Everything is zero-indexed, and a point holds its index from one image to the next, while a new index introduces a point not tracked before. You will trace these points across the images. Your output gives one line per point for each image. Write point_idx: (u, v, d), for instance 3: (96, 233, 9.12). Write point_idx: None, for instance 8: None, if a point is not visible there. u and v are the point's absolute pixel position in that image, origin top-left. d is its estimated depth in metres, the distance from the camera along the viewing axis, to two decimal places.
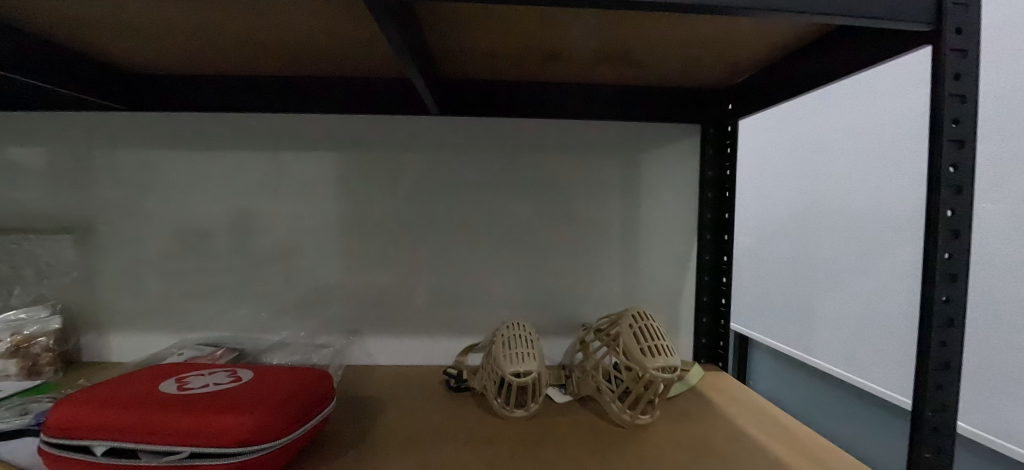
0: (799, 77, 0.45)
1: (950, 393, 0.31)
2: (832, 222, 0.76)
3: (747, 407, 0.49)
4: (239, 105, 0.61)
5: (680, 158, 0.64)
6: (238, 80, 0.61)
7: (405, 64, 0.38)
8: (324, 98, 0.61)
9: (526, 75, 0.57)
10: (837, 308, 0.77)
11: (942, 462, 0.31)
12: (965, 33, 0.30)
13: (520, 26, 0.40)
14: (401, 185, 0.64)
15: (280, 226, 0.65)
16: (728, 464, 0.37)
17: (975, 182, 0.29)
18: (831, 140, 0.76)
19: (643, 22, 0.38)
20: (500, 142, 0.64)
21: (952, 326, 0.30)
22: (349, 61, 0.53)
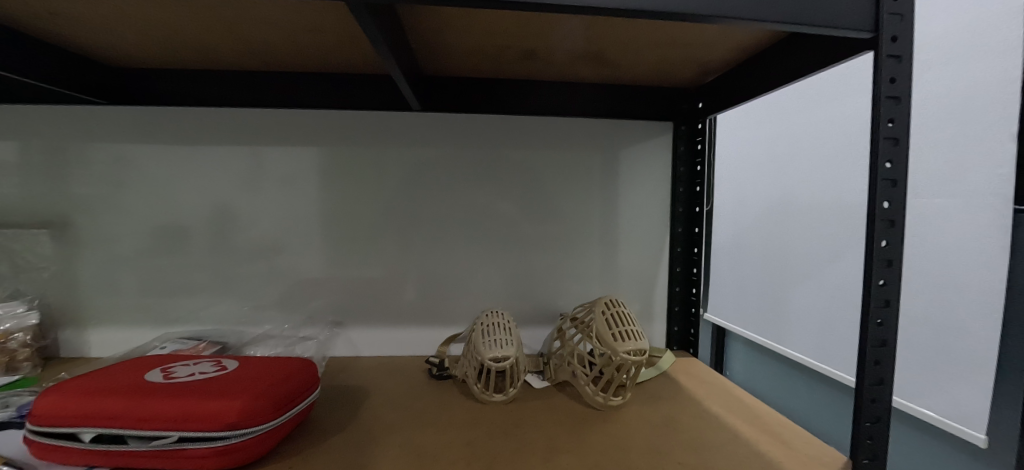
0: (760, 78, 0.48)
1: (888, 368, 0.34)
2: (800, 216, 0.80)
3: (713, 387, 0.52)
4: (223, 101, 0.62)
5: (654, 153, 0.67)
6: (218, 73, 0.61)
7: (386, 60, 0.40)
8: (307, 95, 0.62)
9: (504, 72, 0.59)
10: (805, 296, 0.80)
11: (880, 430, 0.34)
12: (900, 41, 0.32)
13: (498, 27, 0.42)
14: (384, 179, 0.65)
15: (262, 220, 0.65)
16: (692, 439, 0.40)
17: (908, 175, 0.32)
18: (800, 136, 0.79)
19: (614, 25, 0.40)
20: (481, 139, 0.65)
21: (888, 307, 0.33)
22: (330, 57, 0.54)
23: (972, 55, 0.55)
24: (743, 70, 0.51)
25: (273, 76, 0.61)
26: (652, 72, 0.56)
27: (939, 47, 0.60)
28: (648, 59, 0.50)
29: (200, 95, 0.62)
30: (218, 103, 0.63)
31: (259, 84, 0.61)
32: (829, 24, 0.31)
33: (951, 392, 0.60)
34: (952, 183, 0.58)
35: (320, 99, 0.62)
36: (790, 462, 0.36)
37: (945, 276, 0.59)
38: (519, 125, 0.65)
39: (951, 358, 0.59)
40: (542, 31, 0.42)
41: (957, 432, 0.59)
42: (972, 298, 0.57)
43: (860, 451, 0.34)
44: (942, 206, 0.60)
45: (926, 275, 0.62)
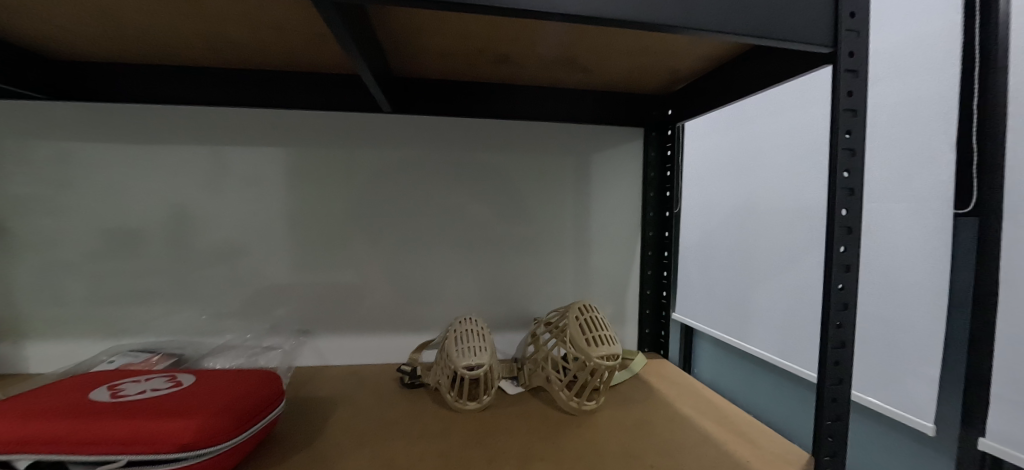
0: (726, 87, 0.49)
1: (846, 368, 0.35)
2: (764, 219, 0.83)
3: (684, 388, 0.53)
4: (179, 98, 0.58)
5: (626, 159, 0.68)
6: (172, 70, 0.57)
7: (355, 61, 0.38)
8: (271, 94, 0.59)
9: (479, 76, 0.58)
10: (769, 296, 0.84)
11: (840, 427, 0.36)
12: (857, 56, 0.34)
13: (472, 29, 0.41)
14: (354, 181, 0.63)
15: (224, 225, 0.62)
16: (664, 441, 0.41)
17: (864, 184, 0.34)
18: (763, 142, 0.82)
19: (588, 32, 0.40)
20: (454, 142, 0.64)
21: (847, 309, 0.35)
22: (297, 56, 0.52)
23: (920, 70, 0.60)
24: (711, 79, 0.52)
25: (233, 75, 0.58)
26: (624, 79, 0.57)
27: (892, 59, 0.63)
28: (621, 66, 0.50)
29: (151, 92, 0.58)
30: (170, 101, 0.58)
31: (219, 82, 0.58)
32: (791, 39, 0.32)
33: (906, 385, 0.63)
34: (902, 187, 0.63)
35: (285, 99, 0.59)
36: (757, 461, 0.38)
37: (897, 276, 0.63)
38: (493, 128, 0.64)
39: (904, 353, 0.63)
40: (517, 36, 0.42)
41: (911, 423, 0.63)
42: (920, 297, 0.61)
43: (821, 448, 0.36)
44: (893, 210, 0.64)
45: (879, 275, 0.66)
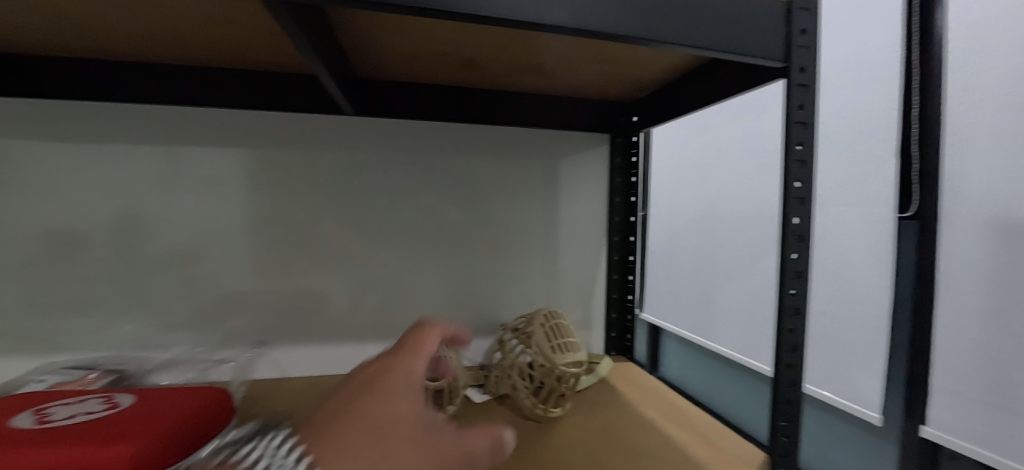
0: (689, 96, 0.50)
1: (799, 371, 0.36)
2: (726, 223, 0.87)
3: (648, 392, 0.54)
4: (123, 96, 0.55)
5: (593, 164, 0.68)
6: (120, 66, 0.54)
7: (312, 62, 0.37)
8: (227, 93, 0.57)
9: (446, 79, 0.57)
10: (731, 296, 0.87)
11: (794, 427, 0.36)
12: (808, 71, 0.35)
13: (434, 34, 0.40)
14: (317, 185, 0.61)
15: (177, 230, 0.59)
16: (626, 446, 0.41)
17: (815, 194, 0.35)
18: (727, 148, 0.86)
19: (551, 40, 0.40)
20: (420, 145, 0.63)
21: (799, 314, 0.36)
22: (251, 54, 0.49)
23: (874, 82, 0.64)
24: (674, 88, 0.53)
25: (199, 74, 0.55)
26: (590, 86, 0.57)
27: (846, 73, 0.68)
28: (586, 73, 0.51)
29: (104, 90, 0.54)
30: (126, 99, 0.55)
31: (173, 80, 0.55)
32: (746, 53, 0.33)
33: (857, 377, 0.69)
34: (852, 192, 0.68)
35: (242, 98, 0.57)
36: (717, 464, 0.39)
37: (850, 277, 0.69)
38: (462, 132, 0.64)
39: (855, 347, 0.69)
40: (480, 42, 0.41)
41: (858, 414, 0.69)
42: (874, 293, 0.65)
43: (777, 450, 0.36)
44: (842, 213, 0.70)
45: (828, 275, 0.72)
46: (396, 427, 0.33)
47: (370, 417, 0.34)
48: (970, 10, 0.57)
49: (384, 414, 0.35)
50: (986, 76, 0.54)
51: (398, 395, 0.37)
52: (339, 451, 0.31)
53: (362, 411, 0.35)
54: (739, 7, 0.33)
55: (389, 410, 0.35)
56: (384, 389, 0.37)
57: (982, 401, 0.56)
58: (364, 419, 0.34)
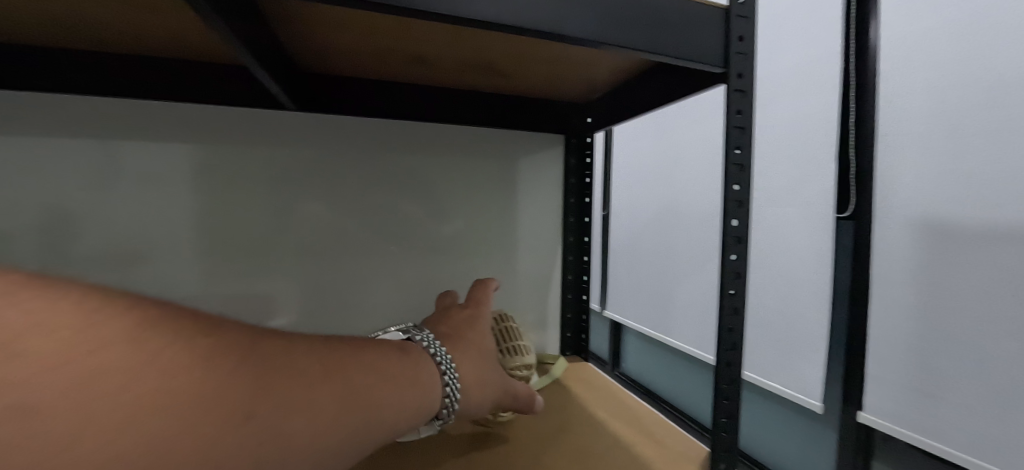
0: (640, 98, 0.51)
1: (737, 369, 0.37)
2: (681, 222, 0.90)
3: (600, 390, 0.55)
4: (18, 83, 0.48)
5: (546, 165, 0.70)
6: (22, 50, 0.47)
7: (240, 53, 0.34)
8: (146, 84, 0.51)
9: (395, 76, 0.55)
10: (686, 293, 0.90)
11: (733, 424, 0.37)
12: (745, 77, 0.36)
13: (376, 29, 0.39)
14: (259, 184, 0.58)
15: (104, 233, 0.54)
16: (574, 446, 0.42)
17: (752, 197, 0.36)
18: (683, 149, 0.89)
19: (497, 39, 0.39)
20: (371, 143, 0.61)
21: (737, 314, 0.37)
22: (178, 42, 0.46)
23: (820, 90, 0.69)
24: (625, 90, 0.54)
25: (123, 64, 0.50)
26: (544, 87, 0.57)
27: (795, 82, 0.74)
28: (538, 73, 0.50)
29: (9, 80, 0.48)
30: (20, 86, 0.49)
31: (79, 69, 0.49)
32: (685, 57, 0.34)
33: (804, 368, 0.74)
34: (795, 195, 0.74)
35: (165, 90, 0.52)
36: (661, 461, 0.39)
37: (796, 274, 0.74)
38: (416, 132, 0.63)
39: (800, 339, 0.74)
40: (424, 39, 0.40)
41: (801, 402, 0.75)
42: (816, 288, 0.71)
43: (717, 446, 0.37)
44: (788, 214, 0.75)
45: (773, 271, 0.78)
46: (491, 358, 0.37)
47: (475, 346, 0.36)
48: (899, 25, 0.61)
49: (481, 343, 0.37)
50: (913, 88, 0.60)
51: (485, 331, 0.39)
52: (472, 374, 0.33)
53: (467, 340, 0.37)
54: (678, 12, 0.33)
55: (483, 341, 0.38)
56: (475, 325, 0.39)
57: (909, 386, 0.61)
58: (472, 346, 0.36)
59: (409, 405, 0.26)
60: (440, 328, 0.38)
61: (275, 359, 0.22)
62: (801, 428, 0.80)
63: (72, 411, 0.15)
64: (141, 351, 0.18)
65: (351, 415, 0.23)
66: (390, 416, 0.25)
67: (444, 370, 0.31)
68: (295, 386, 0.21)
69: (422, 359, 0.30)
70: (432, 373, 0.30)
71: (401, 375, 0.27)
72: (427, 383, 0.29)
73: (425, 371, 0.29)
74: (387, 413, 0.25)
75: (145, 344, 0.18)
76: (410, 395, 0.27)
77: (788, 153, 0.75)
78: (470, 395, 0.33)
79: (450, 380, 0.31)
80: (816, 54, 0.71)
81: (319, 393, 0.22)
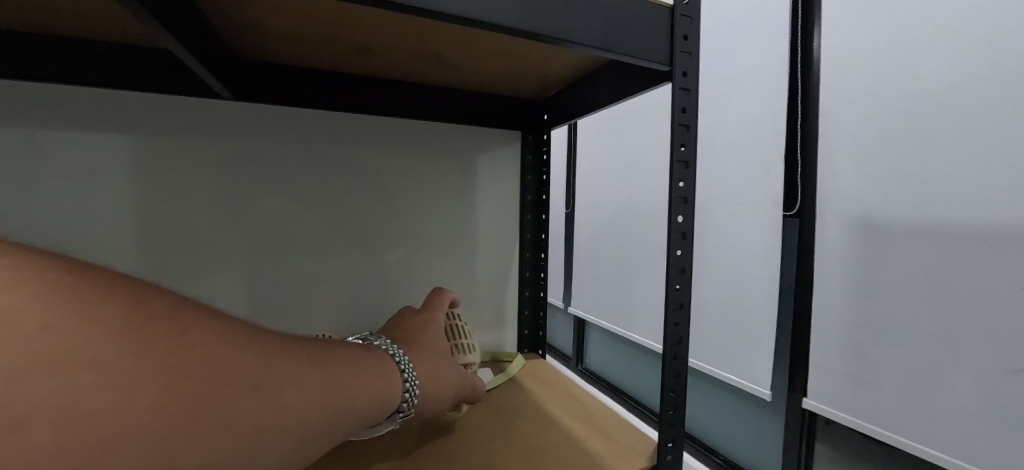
0: (594, 95, 0.51)
1: (683, 362, 0.38)
2: (641, 219, 0.91)
3: (556, 388, 0.55)
4: None
5: (504, 162, 0.70)
6: None
7: (158, 31, 0.31)
8: (80, 67, 0.47)
9: (344, 66, 0.53)
10: (645, 289, 0.92)
11: (679, 416, 0.38)
12: (689, 76, 0.37)
13: (317, 14, 0.37)
14: (197, 177, 0.54)
15: (14, 230, 0.48)
16: (526, 444, 0.41)
17: (696, 194, 0.37)
18: (643, 148, 0.91)
19: (447, 30, 0.38)
20: (321, 137, 0.59)
21: (682, 308, 0.38)
22: (93, 22, 0.41)
23: (769, 93, 0.73)
24: (580, 87, 0.54)
25: (34, 41, 0.45)
26: (500, 81, 0.56)
27: (748, 85, 0.77)
28: (492, 67, 0.49)
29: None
30: None
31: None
32: (632, 54, 0.34)
33: (753, 358, 0.77)
34: (745, 193, 0.77)
35: (104, 74, 0.48)
36: (610, 457, 0.40)
37: (746, 269, 0.77)
38: (369, 125, 0.61)
39: (749, 331, 0.77)
40: (370, 26, 0.39)
41: (752, 391, 0.78)
42: (764, 282, 0.74)
43: (664, 438, 0.38)
44: (739, 211, 0.78)
45: (725, 266, 0.81)
46: (448, 359, 0.38)
47: (431, 348, 0.37)
48: (839, 32, 0.65)
49: (435, 347, 0.38)
50: (851, 92, 0.64)
51: (439, 335, 0.40)
52: (428, 373, 0.34)
53: (422, 343, 0.37)
54: (625, 8, 0.33)
55: (439, 344, 0.38)
56: (430, 329, 0.40)
57: (847, 373, 0.65)
58: (427, 348, 0.37)
59: (377, 397, 0.28)
60: (394, 334, 0.38)
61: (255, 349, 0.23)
62: (751, 416, 0.84)
63: (70, 388, 0.17)
64: (138, 334, 0.19)
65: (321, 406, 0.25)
66: (359, 407, 0.27)
67: (403, 368, 0.31)
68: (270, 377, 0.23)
69: (383, 357, 0.31)
70: (392, 371, 0.31)
71: (371, 369, 0.29)
72: (391, 381, 0.30)
73: (390, 368, 0.31)
74: (355, 405, 0.27)
75: (143, 327, 0.20)
76: (379, 388, 0.29)
77: (740, 153, 0.78)
78: (431, 392, 0.34)
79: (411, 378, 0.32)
80: (765, 59, 0.74)
81: (294, 385, 0.24)
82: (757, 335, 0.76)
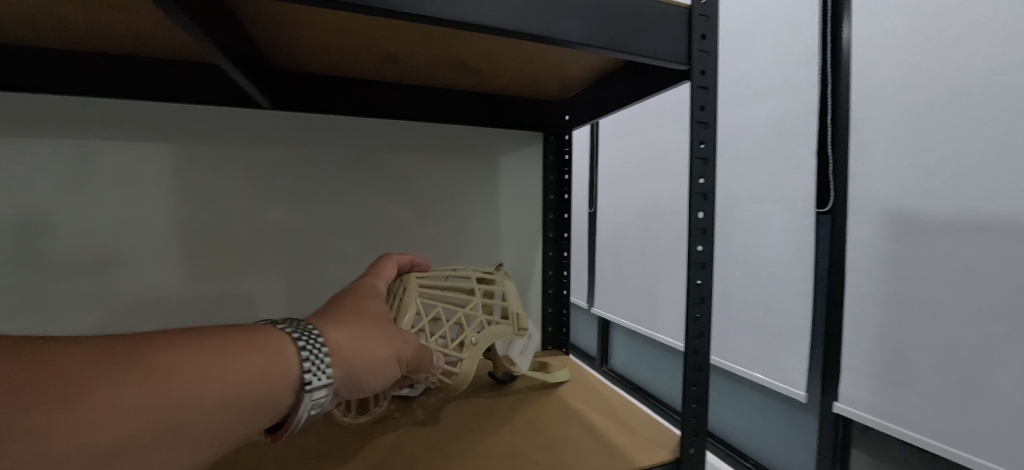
0: (614, 95, 0.52)
1: (704, 357, 0.38)
2: (664, 219, 0.91)
3: (578, 384, 0.56)
4: (15, 82, 0.49)
5: (526, 162, 0.72)
6: (25, 51, 0.48)
7: (207, 48, 0.35)
8: (158, 86, 0.52)
9: (371, 74, 0.56)
10: (669, 289, 0.91)
11: (701, 409, 0.39)
12: (707, 74, 0.37)
13: (349, 28, 0.40)
14: (242, 179, 0.58)
15: (93, 231, 0.53)
16: (552, 436, 0.43)
17: (715, 191, 0.37)
18: (665, 147, 0.91)
19: (468, 39, 0.41)
20: (355, 143, 0.63)
21: (703, 303, 0.38)
22: (155, 41, 0.46)
23: (797, 89, 0.72)
24: (599, 87, 0.55)
25: (112, 61, 0.50)
26: (521, 84, 0.58)
27: (773, 80, 0.76)
28: (513, 71, 0.51)
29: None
30: (17, 88, 0.49)
31: (86, 71, 0.50)
32: (648, 54, 0.35)
33: (784, 358, 0.76)
34: (772, 191, 0.76)
35: (178, 94, 0.53)
36: (633, 448, 0.40)
37: (774, 266, 0.76)
38: (400, 130, 0.64)
39: (778, 330, 0.76)
40: (396, 37, 0.41)
41: (782, 391, 0.77)
42: (794, 279, 0.73)
43: (687, 431, 0.38)
44: (766, 209, 0.77)
45: (753, 264, 0.80)
46: (380, 322, 0.33)
47: (362, 313, 0.33)
48: (868, 24, 0.64)
49: (373, 316, 0.34)
50: (883, 84, 0.62)
51: (375, 299, 0.36)
52: (344, 337, 0.29)
53: (358, 310, 0.33)
54: (641, 11, 0.34)
55: (374, 308, 0.35)
56: (366, 295, 0.36)
57: (881, 374, 0.63)
58: (359, 315, 0.33)
59: (268, 394, 0.24)
60: (332, 300, 0.35)
61: (19, 360, 0.18)
62: (781, 417, 0.82)
63: None
64: None
65: (136, 410, 0.19)
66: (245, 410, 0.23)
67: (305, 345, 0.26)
68: (35, 385, 0.18)
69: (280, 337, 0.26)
70: (287, 353, 0.25)
71: (259, 362, 0.24)
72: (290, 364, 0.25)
73: (280, 350, 0.25)
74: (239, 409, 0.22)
75: None
76: (270, 382, 0.24)
77: (765, 151, 0.77)
78: (350, 356, 0.29)
79: (313, 343, 0.27)
80: (791, 55, 0.73)
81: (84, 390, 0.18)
82: (787, 334, 0.75)
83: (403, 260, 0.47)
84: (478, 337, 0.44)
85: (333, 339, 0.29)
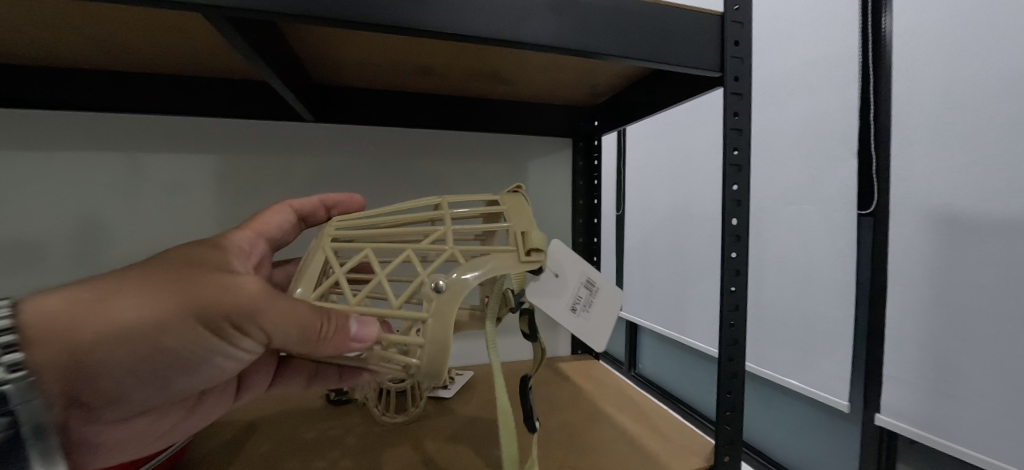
0: (644, 101, 0.52)
1: (739, 364, 0.38)
2: (695, 222, 0.90)
3: (609, 387, 0.57)
4: (94, 104, 0.54)
5: (556, 168, 0.73)
6: (96, 75, 0.53)
7: (260, 68, 0.38)
8: (212, 101, 0.56)
9: (405, 86, 0.58)
10: (700, 293, 0.90)
11: (736, 417, 0.38)
12: (741, 80, 0.37)
13: (387, 46, 0.42)
14: (286, 188, 0.62)
15: (159, 236, 0.59)
16: (585, 440, 0.43)
17: (750, 197, 0.37)
18: (695, 149, 0.90)
19: (499, 52, 0.42)
20: (391, 152, 0.65)
21: (737, 310, 0.38)
22: (212, 62, 0.50)
23: (836, 86, 0.69)
24: (628, 92, 0.56)
25: (171, 79, 0.55)
26: (550, 92, 0.59)
27: (809, 77, 0.74)
28: (541, 79, 0.52)
29: (53, 94, 0.53)
30: (97, 109, 0.55)
31: (149, 90, 0.54)
32: (679, 63, 0.35)
33: (823, 366, 0.73)
34: (812, 193, 0.73)
35: (231, 110, 0.58)
36: (666, 455, 0.41)
37: (812, 270, 0.74)
38: (433, 139, 0.67)
39: (816, 337, 0.74)
40: (430, 52, 0.43)
41: (822, 399, 0.74)
42: (833, 283, 0.70)
43: (722, 438, 0.38)
44: (804, 210, 0.75)
45: (790, 268, 0.78)
46: (184, 275, 0.30)
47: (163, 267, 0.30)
48: (913, 16, 0.61)
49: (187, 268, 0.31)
50: (929, 78, 0.59)
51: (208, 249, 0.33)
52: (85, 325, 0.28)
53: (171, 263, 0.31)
54: (672, 21, 0.35)
55: (192, 257, 0.32)
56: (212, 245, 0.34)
57: (927, 385, 0.60)
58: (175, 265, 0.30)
59: None
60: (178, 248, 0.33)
61: None
62: (821, 428, 0.79)
63: None
64: None
65: None
66: None
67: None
68: None
69: None
70: None
71: None
72: None
73: None
74: None
75: None
76: None
77: (800, 151, 0.75)
78: (76, 347, 0.27)
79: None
80: (830, 50, 0.70)
81: None
82: (826, 341, 0.72)
83: (306, 206, 0.47)
84: (445, 281, 0.32)
85: (58, 328, 0.27)
